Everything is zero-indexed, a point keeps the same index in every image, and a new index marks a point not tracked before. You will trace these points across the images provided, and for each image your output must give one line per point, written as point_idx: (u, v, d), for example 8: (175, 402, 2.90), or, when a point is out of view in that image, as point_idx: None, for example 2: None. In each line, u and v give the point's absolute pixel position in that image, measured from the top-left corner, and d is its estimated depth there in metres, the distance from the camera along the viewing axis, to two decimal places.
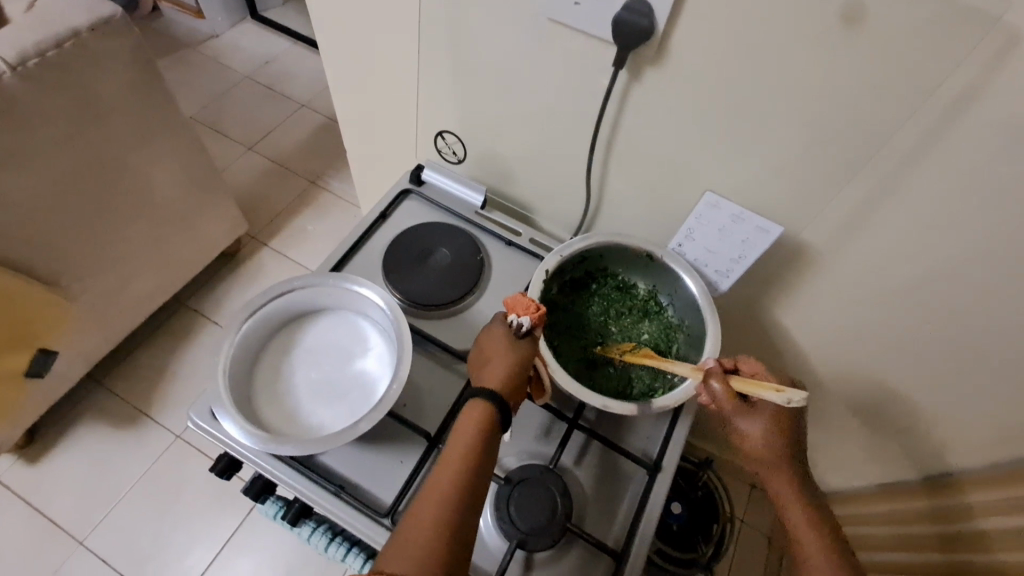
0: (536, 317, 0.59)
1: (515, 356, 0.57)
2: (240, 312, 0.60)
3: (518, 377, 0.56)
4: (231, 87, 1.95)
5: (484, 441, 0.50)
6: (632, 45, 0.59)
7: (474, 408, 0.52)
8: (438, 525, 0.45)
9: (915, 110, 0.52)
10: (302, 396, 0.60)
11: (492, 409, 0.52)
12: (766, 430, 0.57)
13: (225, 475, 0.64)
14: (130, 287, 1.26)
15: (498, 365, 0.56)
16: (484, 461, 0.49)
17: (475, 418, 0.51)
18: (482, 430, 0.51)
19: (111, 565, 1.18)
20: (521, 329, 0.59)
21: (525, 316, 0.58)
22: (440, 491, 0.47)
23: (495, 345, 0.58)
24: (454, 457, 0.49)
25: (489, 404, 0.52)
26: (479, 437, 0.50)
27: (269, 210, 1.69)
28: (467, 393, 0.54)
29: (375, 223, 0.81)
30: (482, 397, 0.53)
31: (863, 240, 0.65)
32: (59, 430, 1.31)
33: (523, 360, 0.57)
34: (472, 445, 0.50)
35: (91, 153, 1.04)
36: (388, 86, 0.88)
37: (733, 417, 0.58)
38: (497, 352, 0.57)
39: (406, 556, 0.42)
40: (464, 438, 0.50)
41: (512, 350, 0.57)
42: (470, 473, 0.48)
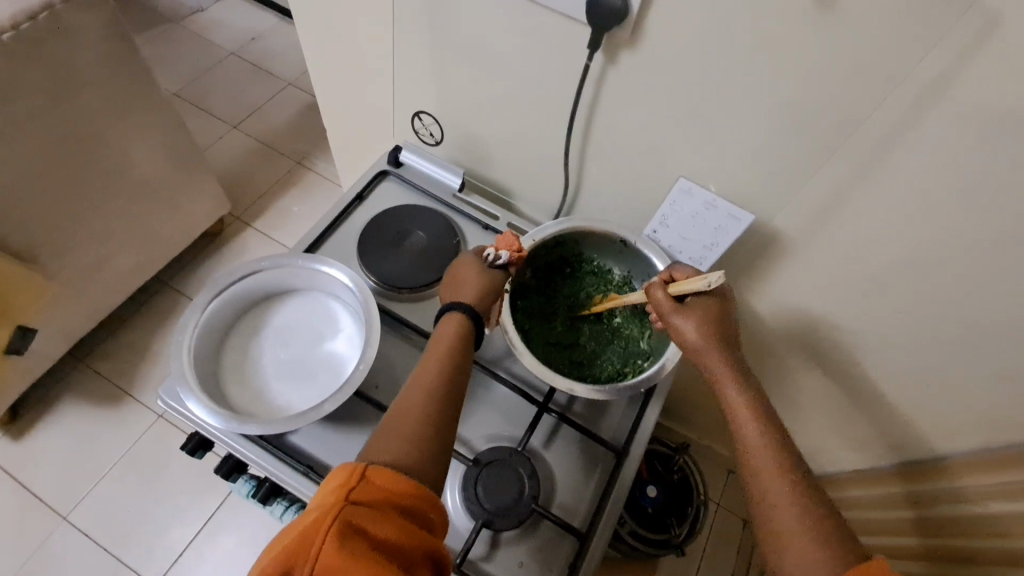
0: (514, 255, 0.64)
1: (486, 283, 0.61)
2: (206, 292, 0.60)
3: (488, 303, 0.61)
4: (215, 63, 1.91)
5: (457, 350, 0.55)
6: (608, 27, 0.58)
7: (451, 318, 0.57)
8: (418, 420, 0.49)
9: (888, 97, 0.52)
10: (270, 376, 0.61)
11: (464, 324, 0.57)
12: (701, 325, 0.58)
13: (195, 454, 0.64)
14: (110, 264, 1.25)
15: (470, 289, 0.60)
16: (459, 367, 0.54)
17: (452, 326, 0.56)
18: (456, 342, 0.55)
19: (95, 540, 1.19)
20: (494, 261, 0.63)
21: (505, 252, 0.63)
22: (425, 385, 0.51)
23: (468, 270, 0.62)
24: (435, 357, 0.54)
25: (465, 315, 0.58)
26: (455, 341, 0.55)
27: (253, 189, 1.68)
28: (442, 309, 0.59)
29: (350, 205, 0.80)
30: (457, 310, 0.58)
31: (835, 227, 0.66)
32: (40, 406, 1.30)
33: (493, 290, 0.61)
34: (449, 348, 0.55)
35: (67, 126, 1.02)
36: (367, 65, 0.86)
37: (672, 318, 0.59)
38: (468, 276, 0.61)
39: (390, 446, 0.46)
40: (437, 350, 0.55)
41: (486, 279, 0.61)
42: (446, 377, 0.52)
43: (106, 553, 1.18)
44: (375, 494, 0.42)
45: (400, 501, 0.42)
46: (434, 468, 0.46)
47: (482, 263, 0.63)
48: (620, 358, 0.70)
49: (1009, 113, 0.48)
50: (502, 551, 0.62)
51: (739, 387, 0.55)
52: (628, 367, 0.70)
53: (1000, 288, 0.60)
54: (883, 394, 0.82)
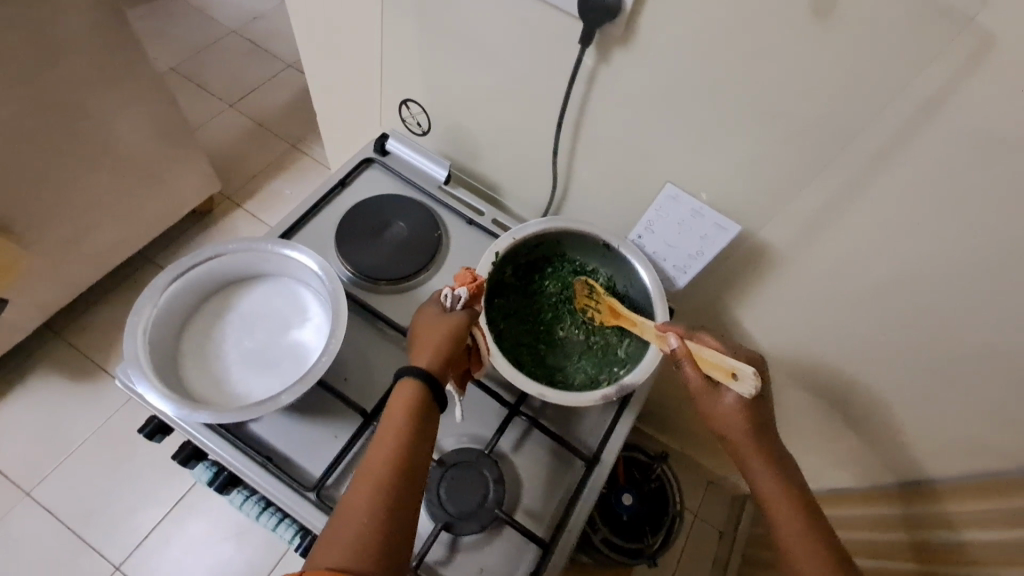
0: (473, 288, 0.60)
1: (446, 329, 0.57)
2: (168, 272, 0.57)
3: (451, 351, 0.56)
4: (215, 41, 1.88)
5: (418, 427, 0.50)
6: (599, 23, 0.56)
7: (406, 386, 0.52)
8: (369, 519, 0.45)
9: (880, 112, 0.50)
10: (232, 364, 0.58)
11: (422, 392, 0.52)
12: (740, 405, 0.57)
13: (153, 438, 0.62)
14: (91, 238, 1.23)
15: (429, 338, 0.56)
16: (418, 448, 0.50)
17: (408, 396, 0.51)
18: (415, 416, 0.51)
19: (59, 518, 1.17)
20: (455, 302, 0.59)
21: (462, 287, 0.59)
22: (376, 471, 0.47)
23: (426, 319, 0.58)
24: (390, 437, 0.49)
25: (420, 381, 0.52)
26: (413, 415, 0.51)
27: (246, 170, 1.65)
28: (397, 370, 0.54)
29: (333, 190, 0.78)
30: (409, 375, 0.53)
31: (823, 244, 0.64)
32: (10, 378, 1.28)
33: (456, 334, 0.57)
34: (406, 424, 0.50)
35: (47, 94, 0.99)
36: (357, 49, 0.84)
37: (708, 394, 0.57)
38: (429, 326, 0.57)
39: (339, 548, 0.43)
40: (394, 427, 0.50)
41: (446, 325, 0.57)
42: (403, 463, 0.48)
43: (71, 532, 1.16)
44: None
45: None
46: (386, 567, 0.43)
47: (440, 308, 0.60)
48: (595, 365, 0.68)
49: (1003, 136, 0.46)
50: (461, 556, 0.60)
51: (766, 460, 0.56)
52: (603, 374, 0.67)
53: (986, 316, 0.58)
54: (866, 416, 0.81)
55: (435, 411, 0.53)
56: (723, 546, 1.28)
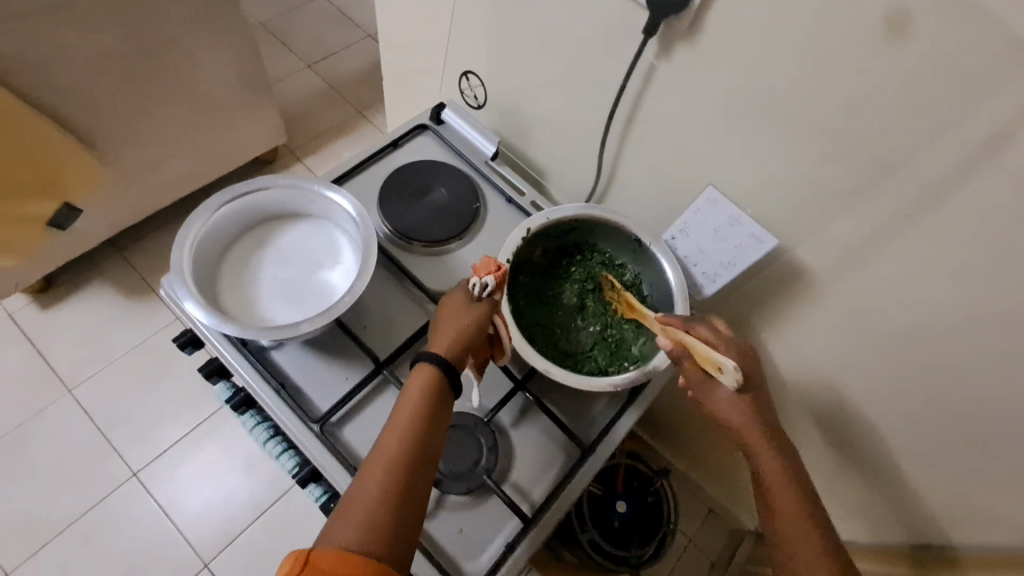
0: (498, 278, 0.61)
1: (467, 319, 0.58)
2: (220, 195, 0.61)
3: (473, 339, 0.57)
4: (305, 2, 1.97)
5: (434, 409, 0.52)
6: (664, 14, 0.56)
7: (423, 371, 0.54)
8: (383, 492, 0.47)
9: (941, 141, 0.48)
10: (264, 291, 0.62)
11: (440, 375, 0.54)
12: (737, 397, 0.57)
13: (184, 349, 0.67)
14: (162, 167, 1.32)
15: (450, 325, 0.58)
16: (432, 427, 0.52)
17: (424, 382, 0.53)
18: (430, 398, 0.52)
19: (92, 418, 1.26)
20: (479, 291, 0.61)
21: (488, 277, 0.60)
22: (390, 453, 0.49)
23: (451, 306, 0.59)
24: (405, 420, 0.51)
25: (437, 367, 0.54)
26: (427, 400, 0.52)
27: (312, 128, 1.73)
28: (416, 356, 0.55)
29: (385, 149, 0.81)
30: (428, 360, 0.55)
31: (861, 275, 0.62)
32: (72, 284, 1.39)
33: (479, 323, 0.58)
34: (420, 409, 0.52)
35: (145, 26, 1.07)
36: (431, 18, 0.86)
37: (702, 382, 0.58)
38: (453, 313, 0.59)
39: (354, 527, 0.45)
40: (409, 406, 0.52)
41: (469, 313, 0.59)
42: (417, 441, 0.50)
43: (98, 433, 1.25)
44: None
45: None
46: (398, 548, 0.45)
47: (466, 295, 0.61)
48: (606, 358, 0.68)
49: None
50: (444, 513, 0.62)
51: (772, 450, 0.56)
52: (612, 367, 0.67)
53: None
54: (880, 466, 0.77)
55: (449, 395, 0.55)
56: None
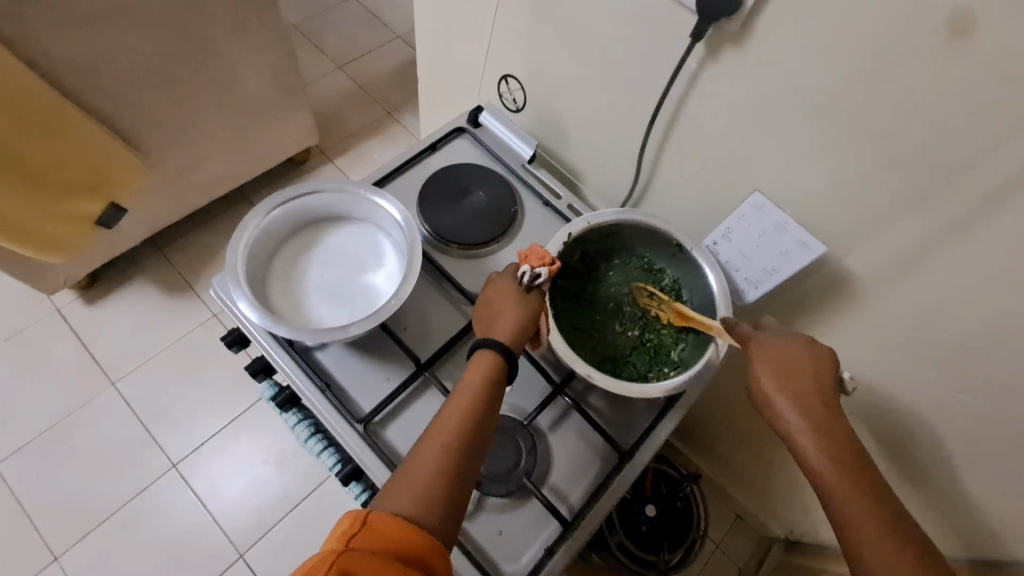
0: (549, 269, 0.61)
1: (520, 308, 0.59)
2: (271, 199, 0.63)
3: (526, 332, 0.58)
4: (337, 4, 2.00)
5: (490, 394, 0.53)
6: (713, 17, 0.55)
7: (484, 356, 0.55)
8: (439, 470, 0.48)
9: (1007, 148, 0.47)
10: (312, 292, 0.64)
11: (499, 362, 0.55)
12: (778, 373, 0.58)
13: (232, 347, 0.69)
14: (201, 168, 1.35)
15: (503, 316, 0.58)
16: (488, 414, 0.53)
17: (483, 366, 0.54)
18: (489, 383, 0.53)
19: (133, 410, 1.30)
20: (531, 281, 0.60)
21: (539, 268, 0.60)
22: (446, 432, 0.50)
23: (504, 298, 0.60)
24: (463, 401, 0.52)
25: (499, 354, 0.55)
26: (486, 385, 0.53)
27: (342, 129, 1.75)
28: (476, 342, 0.56)
29: (423, 152, 0.82)
30: (489, 347, 0.55)
31: (911, 284, 0.60)
32: (115, 281, 1.43)
33: (531, 317, 0.59)
34: (478, 392, 0.53)
35: (188, 30, 1.10)
36: (470, 22, 0.87)
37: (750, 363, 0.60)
38: (507, 306, 0.59)
39: (406, 497, 0.46)
40: (468, 391, 0.53)
41: (522, 305, 0.59)
42: (474, 425, 0.51)
43: (140, 425, 1.29)
44: (376, 543, 0.42)
45: (400, 548, 0.43)
46: (446, 523, 0.46)
47: (516, 285, 0.61)
48: (647, 362, 0.67)
49: None
50: (484, 515, 0.63)
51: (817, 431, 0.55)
52: (653, 372, 0.67)
53: None
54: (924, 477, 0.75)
55: (505, 382, 0.56)
56: None
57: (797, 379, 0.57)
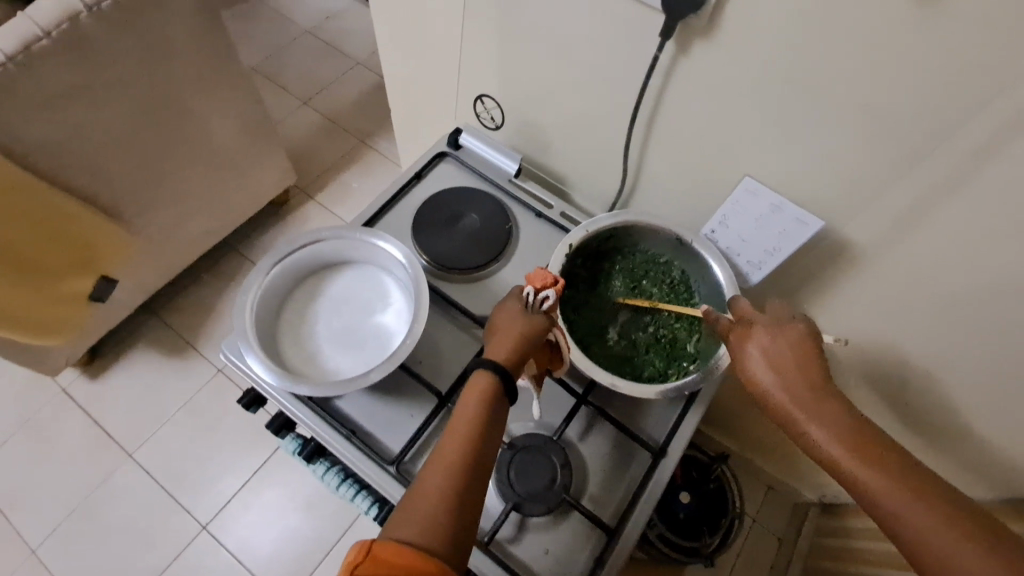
0: (553, 290, 0.59)
1: (518, 328, 0.58)
2: (270, 257, 0.63)
3: (522, 352, 0.57)
4: (293, 40, 1.99)
5: (491, 413, 0.53)
6: (681, 15, 0.56)
7: (481, 377, 0.55)
8: (444, 493, 0.47)
9: (990, 104, 0.47)
10: (323, 342, 0.63)
11: (496, 381, 0.54)
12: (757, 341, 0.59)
13: (250, 408, 0.68)
14: (185, 226, 1.34)
15: (500, 337, 0.58)
16: (489, 434, 0.52)
17: (480, 386, 0.54)
18: (488, 402, 0.53)
19: (154, 478, 1.29)
20: (537, 304, 0.59)
21: (543, 290, 0.58)
22: (448, 454, 0.50)
23: (504, 319, 0.59)
24: (463, 422, 0.52)
25: (495, 373, 0.55)
26: (485, 404, 0.53)
27: (319, 164, 1.75)
28: (474, 362, 0.56)
29: (410, 182, 0.82)
30: (486, 367, 0.55)
31: (912, 244, 0.61)
32: (115, 352, 1.42)
33: (529, 337, 0.58)
34: (478, 412, 0.52)
35: (153, 94, 1.09)
36: (435, 46, 0.87)
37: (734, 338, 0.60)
38: (505, 324, 0.59)
39: (412, 523, 0.45)
40: (466, 414, 0.52)
41: (520, 325, 0.58)
42: (474, 447, 0.50)
43: (165, 492, 1.28)
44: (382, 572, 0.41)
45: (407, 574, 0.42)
46: (455, 547, 0.45)
47: (521, 307, 0.60)
48: (664, 360, 0.68)
49: None
50: (529, 536, 0.63)
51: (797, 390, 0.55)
52: (672, 369, 0.67)
53: None
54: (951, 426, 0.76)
55: (504, 402, 0.55)
56: (781, 553, 1.24)
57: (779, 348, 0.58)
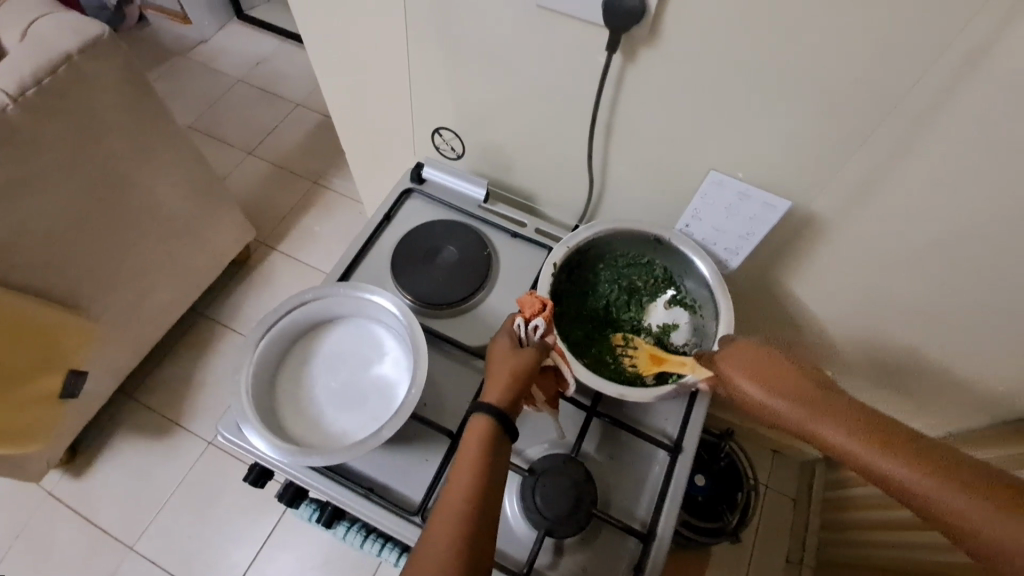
0: (544, 317, 0.61)
1: (514, 361, 0.58)
2: (256, 329, 0.61)
3: (521, 386, 0.57)
4: (225, 92, 1.95)
5: (492, 454, 0.52)
6: (624, 28, 0.57)
7: (478, 420, 0.54)
8: (451, 543, 0.47)
9: (926, 71, 0.50)
10: (324, 405, 0.62)
11: (494, 422, 0.54)
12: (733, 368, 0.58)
13: (257, 484, 0.65)
14: (148, 301, 1.29)
15: (496, 372, 0.58)
16: (492, 479, 0.51)
17: (479, 430, 0.53)
18: (487, 445, 0.53)
19: (161, 567, 1.23)
20: (530, 334, 0.61)
21: (536, 318, 0.61)
22: (452, 503, 0.49)
23: (499, 353, 0.59)
24: (465, 468, 0.51)
25: (491, 414, 0.54)
26: (486, 446, 0.53)
27: (275, 213, 1.71)
28: (471, 405, 0.56)
29: (381, 225, 0.81)
30: (483, 410, 0.54)
31: (875, 208, 0.64)
32: (96, 444, 1.35)
33: (527, 368, 0.58)
34: (479, 455, 0.52)
35: (95, 174, 1.05)
36: (382, 85, 0.86)
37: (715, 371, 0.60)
38: (499, 358, 0.59)
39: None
40: (468, 460, 0.52)
41: (516, 357, 0.58)
42: (478, 496, 0.50)
43: None
44: None
45: None
46: None
47: (514, 339, 0.61)
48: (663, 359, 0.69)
49: None
50: (565, 558, 0.63)
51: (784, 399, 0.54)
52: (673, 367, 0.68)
53: None
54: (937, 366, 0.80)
55: (507, 440, 0.54)
56: (799, 514, 1.28)
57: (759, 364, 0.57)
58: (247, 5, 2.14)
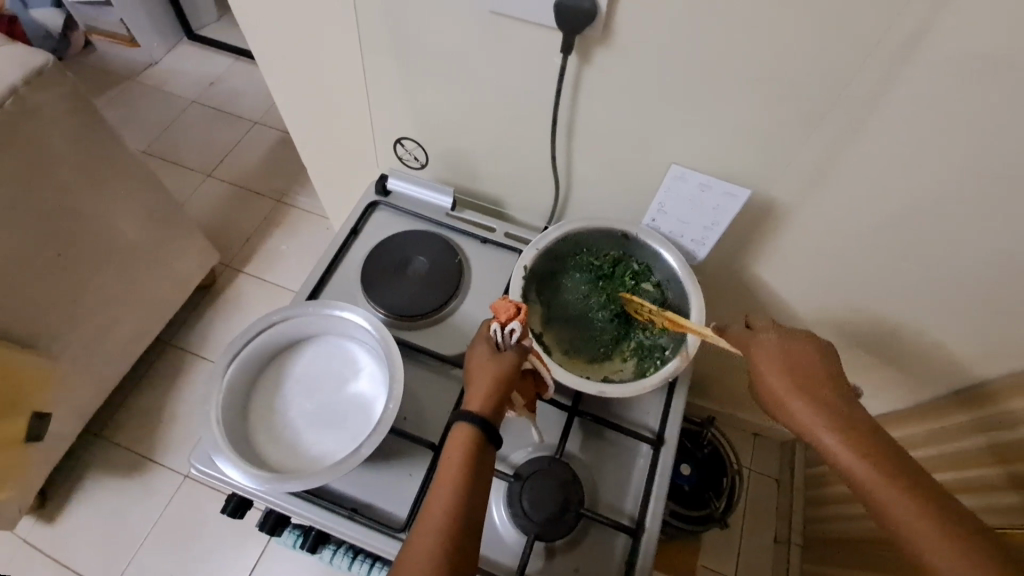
0: (521, 320, 0.59)
1: (494, 368, 0.58)
2: (223, 357, 0.59)
3: (501, 393, 0.57)
4: (179, 113, 1.90)
5: (475, 465, 0.52)
6: (578, 30, 0.58)
7: (460, 431, 0.54)
8: (433, 561, 0.47)
9: (868, 58, 0.52)
10: (301, 428, 0.60)
11: (476, 432, 0.53)
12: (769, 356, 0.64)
13: (236, 515, 0.63)
14: (111, 335, 1.24)
15: (476, 381, 0.57)
16: (475, 491, 0.51)
17: (461, 441, 0.53)
18: (469, 456, 0.52)
19: None
20: (507, 338, 0.59)
21: (512, 322, 0.58)
22: (435, 518, 0.49)
23: (477, 361, 0.59)
24: (448, 482, 0.51)
25: (473, 425, 0.53)
26: (469, 457, 0.52)
27: (239, 234, 1.67)
28: (452, 416, 0.55)
29: (348, 240, 0.80)
30: (465, 420, 0.54)
31: (830, 191, 0.66)
32: (64, 489, 1.29)
33: (506, 375, 0.57)
34: (462, 467, 0.51)
35: (47, 207, 1.00)
36: (340, 99, 0.85)
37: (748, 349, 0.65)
38: (479, 366, 0.58)
39: None
40: (449, 474, 0.51)
41: (495, 364, 0.58)
42: (460, 510, 0.49)
43: None
44: None
45: None
46: None
47: (492, 346, 0.60)
48: (637, 356, 0.70)
49: (982, 57, 0.49)
50: (557, 561, 0.62)
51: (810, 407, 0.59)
52: (647, 364, 0.69)
53: (1000, 219, 0.61)
54: (901, 338, 0.83)
55: (490, 449, 0.54)
56: (783, 494, 1.31)
57: (794, 361, 0.63)
58: (196, 25, 2.09)
